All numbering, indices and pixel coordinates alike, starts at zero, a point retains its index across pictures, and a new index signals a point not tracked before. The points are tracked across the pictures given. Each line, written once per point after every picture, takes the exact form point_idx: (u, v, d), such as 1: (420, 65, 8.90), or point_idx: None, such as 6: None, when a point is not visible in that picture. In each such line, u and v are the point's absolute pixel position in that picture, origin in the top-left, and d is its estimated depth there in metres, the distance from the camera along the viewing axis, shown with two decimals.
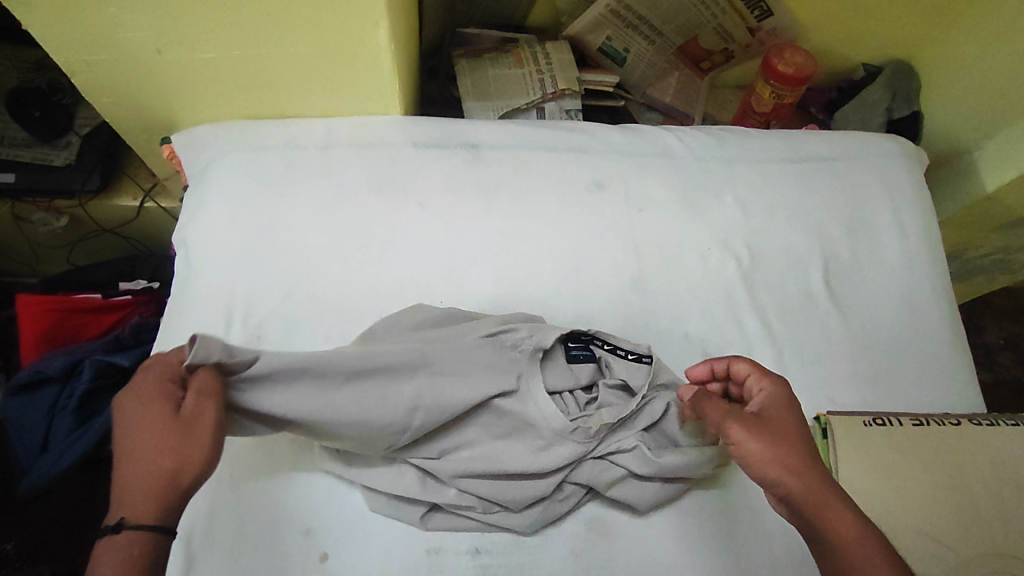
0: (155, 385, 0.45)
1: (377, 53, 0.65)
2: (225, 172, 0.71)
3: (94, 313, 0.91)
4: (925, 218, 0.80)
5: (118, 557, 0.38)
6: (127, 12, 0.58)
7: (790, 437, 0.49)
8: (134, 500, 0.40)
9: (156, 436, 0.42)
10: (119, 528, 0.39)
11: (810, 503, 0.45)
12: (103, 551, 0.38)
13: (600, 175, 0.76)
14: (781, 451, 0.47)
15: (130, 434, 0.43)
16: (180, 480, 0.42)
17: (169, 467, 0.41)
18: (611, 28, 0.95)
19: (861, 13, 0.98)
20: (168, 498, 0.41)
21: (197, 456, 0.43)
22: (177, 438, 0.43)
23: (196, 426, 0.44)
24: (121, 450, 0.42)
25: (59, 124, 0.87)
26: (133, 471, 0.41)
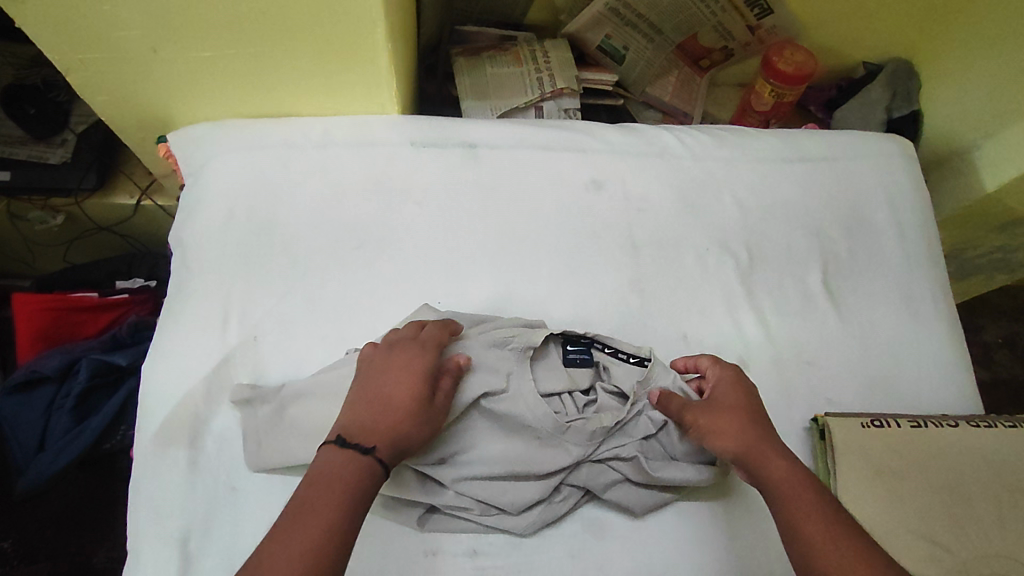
0: (415, 354, 0.54)
1: (375, 51, 0.65)
2: (222, 171, 0.70)
3: (89, 312, 0.90)
4: (924, 219, 0.80)
5: (356, 473, 0.47)
6: (123, 10, 0.58)
7: (736, 415, 0.55)
8: (379, 437, 0.49)
9: (409, 399, 0.51)
10: (367, 452, 0.48)
11: (750, 461, 0.52)
12: (344, 463, 0.47)
13: (599, 175, 0.75)
14: (723, 424, 0.54)
15: (386, 386, 0.52)
16: (409, 439, 0.51)
17: (407, 428, 0.51)
18: (611, 26, 0.94)
19: (861, 12, 0.97)
20: (398, 447, 0.50)
21: (427, 428, 0.52)
22: (421, 409, 0.52)
23: (440, 409, 0.53)
24: (375, 397, 0.51)
25: (55, 121, 0.87)
26: (380, 414, 0.50)
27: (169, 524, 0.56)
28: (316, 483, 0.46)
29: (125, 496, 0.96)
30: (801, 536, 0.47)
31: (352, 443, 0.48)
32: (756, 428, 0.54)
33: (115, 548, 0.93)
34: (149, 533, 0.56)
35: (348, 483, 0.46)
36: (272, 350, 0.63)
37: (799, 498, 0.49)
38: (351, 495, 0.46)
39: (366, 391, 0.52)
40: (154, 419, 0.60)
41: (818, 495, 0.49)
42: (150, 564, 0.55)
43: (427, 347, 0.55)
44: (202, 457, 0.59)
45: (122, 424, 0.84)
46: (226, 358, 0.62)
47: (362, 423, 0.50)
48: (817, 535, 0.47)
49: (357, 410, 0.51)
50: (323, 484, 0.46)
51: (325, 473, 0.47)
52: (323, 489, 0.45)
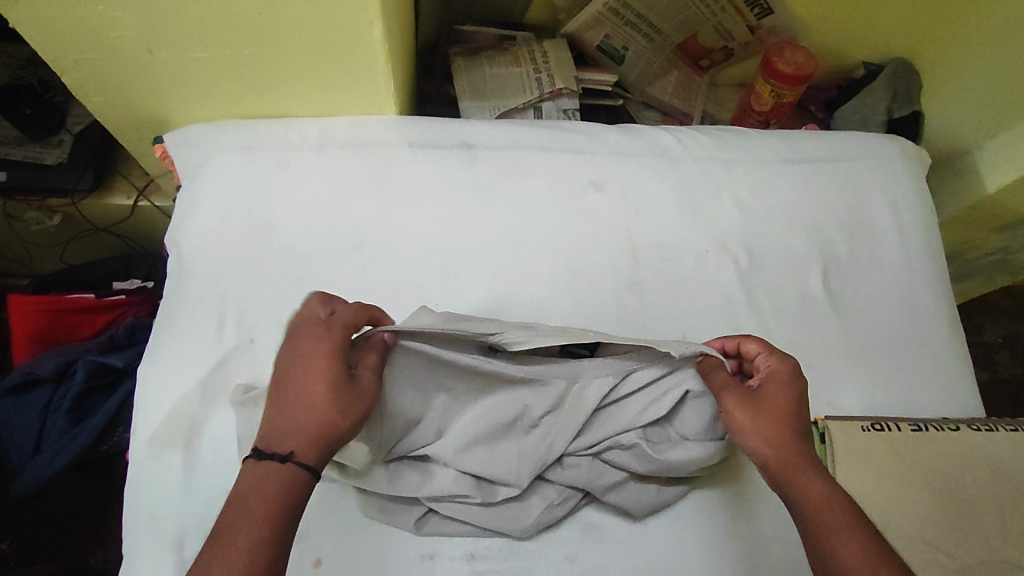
0: (314, 338, 0.48)
1: (371, 51, 0.64)
2: (217, 172, 0.70)
3: (86, 313, 0.90)
4: (925, 220, 0.79)
5: (278, 484, 0.42)
6: (117, 11, 0.57)
7: (776, 412, 0.51)
8: (299, 440, 0.44)
9: (325, 389, 0.46)
10: (284, 461, 0.43)
11: (782, 468, 0.48)
12: (259, 479, 0.42)
13: (597, 176, 0.75)
14: (764, 421, 0.50)
15: (293, 379, 0.46)
16: (336, 430, 0.45)
17: (330, 421, 0.45)
18: (610, 26, 0.94)
19: (861, 12, 0.97)
20: (326, 443, 0.45)
21: (354, 414, 0.46)
22: (340, 396, 0.46)
23: (363, 391, 0.48)
24: (281, 396, 0.46)
25: (51, 122, 0.87)
26: (296, 412, 0.45)
27: (164, 528, 0.56)
28: (239, 501, 0.42)
29: (122, 499, 0.95)
30: (826, 553, 0.43)
31: (265, 453, 0.43)
32: (795, 429, 0.50)
33: (113, 550, 0.93)
34: (144, 537, 0.56)
35: (270, 496, 0.42)
36: (267, 352, 0.63)
37: (828, 512, 0.45)
38: (273, 509, 0.42)
39: (275, 390, 0.46)
40: (150, 422, 0.60)
41: (850, 511, 0.45)
42: (146, 568, 0.55)
43: (338, 326, 0.49)
44: (197, 460, 0.58)
45: (118, 429, 0.84)
46: (222, 361, 0.62)
47: (276, 428, 0.45)
48: (842, 553, 0.43)
49: (269, 413, 0.46)
50: (245, 501, 0.41)
51: (246, 489, 0.42)
52: (243, 508, 0.41)
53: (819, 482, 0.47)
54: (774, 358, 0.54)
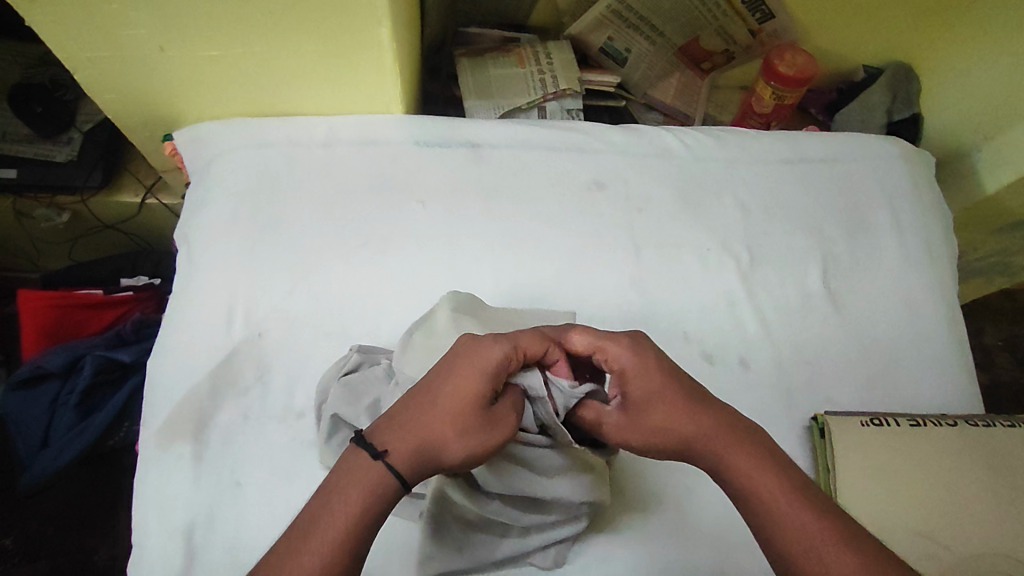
0: (486, 352, 0.46)
1: (379, 51, 0.66)
2: (227, 169, 0.71)
3: (95, 309, 0.91)
4: (924, 221, 0.80)
5: (368, 483, 0.42)
6: (131, 9, 0.59)
7: (661, 413, 0.47)
8: (406, 447, 0.43)
9: (461, 410, 0.44)
10: (376, 457, 0.43)
11: (714, 457, 0.46)
12: (358, 468, 0.42)
13: (600, 175, 0.76)
14: (656, 422, 0.47)
15: (445, 387, 0.45)
16: (441, 455, 0.44)
17: (438, 443, 0.44)
18: (613, 28, 0.95)
19: (861, 17, 0.98)
20: (425, 463, 0.44)
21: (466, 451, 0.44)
22: (471, 426, 0.44)
23: (495, 429, 0.45)
24: (424, 395, 0.45)
25: (61, 120, 0.88)
26: (423, 418, 0.44)
27: (173, 518, 0.57)
28: (330, 495, 0.42)
29: (128, 493, 0.96)
30: (785, 532, 0.42)
31: (378, 440, 0.44)
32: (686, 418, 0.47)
33: (117, 546, 0.93)
34: (154, 527, 0.56)
35: (361, 494, 0.42)
36: (275, 346, 0.64)
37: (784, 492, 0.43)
38: (362, 501, 0.41)
39: (422, 385, 0.46)
40: (159, 414, 0.60)
41: (784, 480, 0.44)
42: (156, 557, 0.56)
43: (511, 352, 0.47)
44: (206, 452, 0.59)
45: (126, 421, 0.85)
46: (230, 354, 0.63)
47: (400, 420, 0.44)
48: (808, 528, 0.42)
49: (402, 405, 0.45)
50: (336, 492, 0.42)
51: (338, 478, 0.43)
52: (331, 501, 0.41)
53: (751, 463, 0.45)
54: (616, 350, 0.50)
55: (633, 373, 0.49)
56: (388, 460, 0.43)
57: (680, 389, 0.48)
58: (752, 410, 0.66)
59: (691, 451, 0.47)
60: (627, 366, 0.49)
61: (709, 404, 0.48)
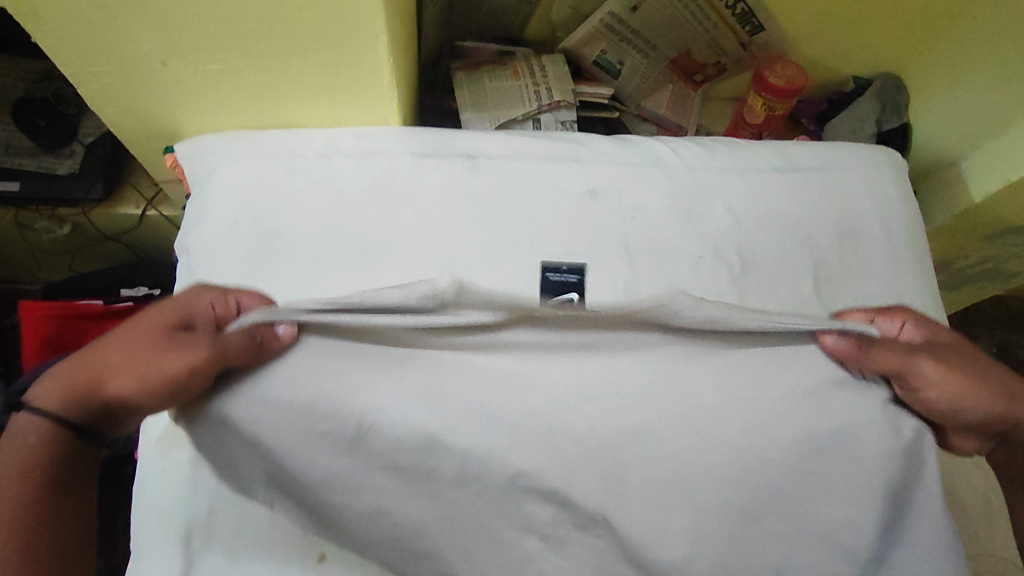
0: (175, 298, 0.56)
1: (376, 65, 0.67)
2: (227, 180, 0.73)
3: (95, 319, 0.92)
4: (912, 227, 0.82)
5: (32, 431, 0.52)
6: (134, 25, 0.60)
7: (970, 360, 0.61)
8: (54, 386, 0.53)
9: (134, 350, 0.52)
10: (28, 406, 0.52)
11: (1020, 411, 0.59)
12: (25, 423, 0.52)
13: (594, 185, 0.77)
14: (978, 372, 0.59)
15: (119, 330, 0.54)
16: (94, 380, 0.52)
17: (100, 366, 0.53)
18: (606, 41, 0.97)
19: (849, 30, 1.00)
20: (81, 396, 0.53)
21: (123, 376, 0.52)
22: (137, 356, 0.52)
23: (162, 349, 0.52)
24: (101, 340, 0.55)
25: (64, 133, 0.89)
26: (84, 356, 0.54)
27: (169, 524, 0.56)
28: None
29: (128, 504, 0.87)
30: None
31: (48, 378, 0.53)
32: (988, 373, 0.60)
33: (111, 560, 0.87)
34: (152, 533, 0.56)
35: (27, 452, 0.51)
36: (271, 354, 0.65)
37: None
38: (36, 450, 0.52)
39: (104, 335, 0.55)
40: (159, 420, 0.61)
41: None
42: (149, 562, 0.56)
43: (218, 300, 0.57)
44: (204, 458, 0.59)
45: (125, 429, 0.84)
46: None
47: (64, 362, 0.54)
48: None
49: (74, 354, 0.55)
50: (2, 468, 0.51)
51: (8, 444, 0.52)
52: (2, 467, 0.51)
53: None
54: (901, 317, 0.64)
55: (931, 330, 0.64)
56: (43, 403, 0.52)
57: (964, 349, 0.62)
58: None
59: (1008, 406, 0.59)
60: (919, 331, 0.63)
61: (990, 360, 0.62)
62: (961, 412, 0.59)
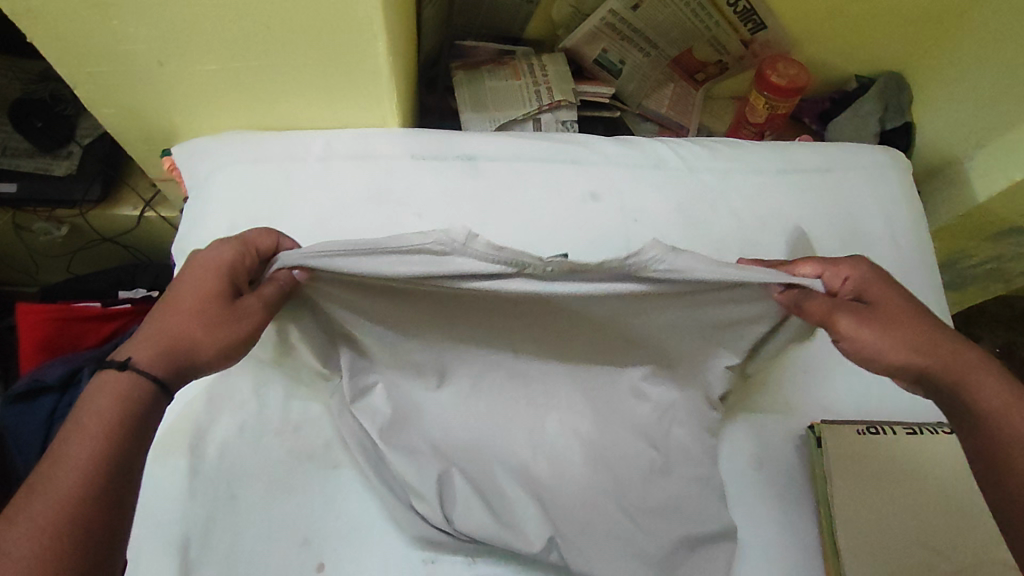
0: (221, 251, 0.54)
1: (375, 64, 0.66)
2: (224, 184, 0.72)
3: (93, 322, 0.91)
4: (916, 228, 0.81)
5: (109, 400, 0.45)
6: (130, 26, 0.60)
7: (900, 317, 0.53)
8: (145, 349, 0.48)
9: (199, 306, 0.51)
10: (125, 367, 0.46)
11: (954, 374, 0.52)
12: (95, 393, 0.45)
13: (595, 187, 0.76)
14: (905, 325, 0.53)
15: (180, 286, 0.52)
16: (189, 346, 0.50)
17: (189, 330, 0.50)
18: (607, 40, 0.96)
19: (853, 28, 0.99)
20: (175, 359, 0.49)
21: (208, 340, 0.50)
22: (217, 313, 0.51)
23: (246, 313, 0.52)
24: (166, 303, 0.51)
25: (61, 134, 0.89)
26: (166, 319, 0.50)
27: (168, 532, 0.56)
28: (67, 444, 0.42)
29: None
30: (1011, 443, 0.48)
31: (133, 343, 0.49)
32: (930, 331, 0.53)
33: None
34: (150, 540, 0.56)
35: (100, 438, 0.43)
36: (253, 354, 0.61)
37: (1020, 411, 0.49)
38: (107, 427, 0.44)
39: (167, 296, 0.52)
40: None
41: None
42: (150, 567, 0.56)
43: (242, 250, 0.54)
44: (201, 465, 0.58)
45: None
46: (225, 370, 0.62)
47: (148, 326, 0.50)
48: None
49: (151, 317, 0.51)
50: (74, 439, 0.42)
51: (82, 410, 0.44)
52: (75, 439, 0.43)
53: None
54: (850, 267, 0.56)
55: (868, 284, 0.56)
56: (135, 366, 0.47)
57: (907, 306, 0.54)
58: (745, 418, 0.67)
59: (937, 366, 0.52)
60: (868, 278, 0.56)
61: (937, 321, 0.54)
62: (871, 359, 0.53)
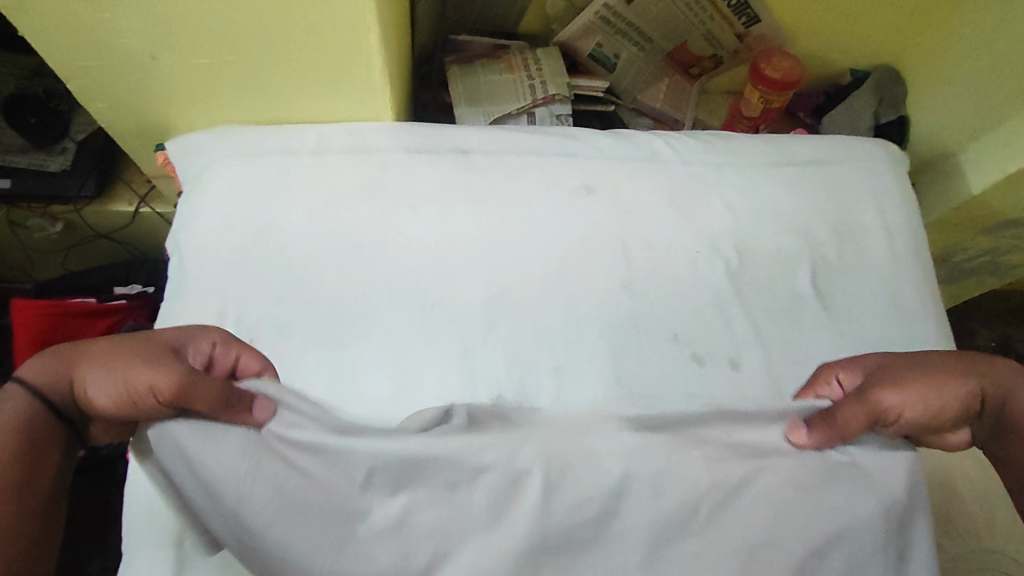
0: (190, 337, 0.51)
1: (369, 58, 0.66)
2: (219, 178, 0.72)
3: (87, 317, 0.91)
4: (910, 220, 0.81)
5: (10, 420, 0.44)
6: (122, 18, 0.59)
7: (923, 370, 0.53)
8: (46, 368, 0.46)
9: (124, 367, 0.46)
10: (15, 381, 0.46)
11: (1002, 393, 0.52)
12: (1, 398, 0.45)
13: (589, 179, 0.76)
14: (931, 373, 0.53)
15: (128, 336, 0.49)
16: (85, 391, 0.46)
17: (95, 370, 0.46)
18: (601, 34, 0.96)
19: (848, 20, 0.99)
20: (72, 393, 0.46)
21: (106, 393, 0.46)
22: (130, 367, 0.46)
23: (157, 382, 0.45)
24: (99, 339, 0.48)
25: (55, 129, 0.89)
26: (81, 353, 0.47)
27: (164, 526, 0.56)
28: None
29: (122, 501, 0.90)
30: None
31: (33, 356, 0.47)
32: (949, 360, 0.54)
33: (110, 557, 0.88)
34: (145, 533, 0.56)
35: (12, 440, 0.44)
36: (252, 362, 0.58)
37: None
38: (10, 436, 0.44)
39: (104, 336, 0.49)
40: None
41: None
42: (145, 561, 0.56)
43: (211, 343, 0.52)
44: None
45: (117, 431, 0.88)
46: None
47: (65, 347, 0.48)
48: None
49: (73, 343, 0.48)
50: None
51: None
52: None
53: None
54: (844, 367, 0.58)
55: (868, 363, 0.57)
56: (28, 381, 0.46)
57: (919, 356, 0.56)
58: None
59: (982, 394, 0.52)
60: (868, 363, 0.57)
61: (953, 355, 0.56)
62: (935, 418, 0.52)
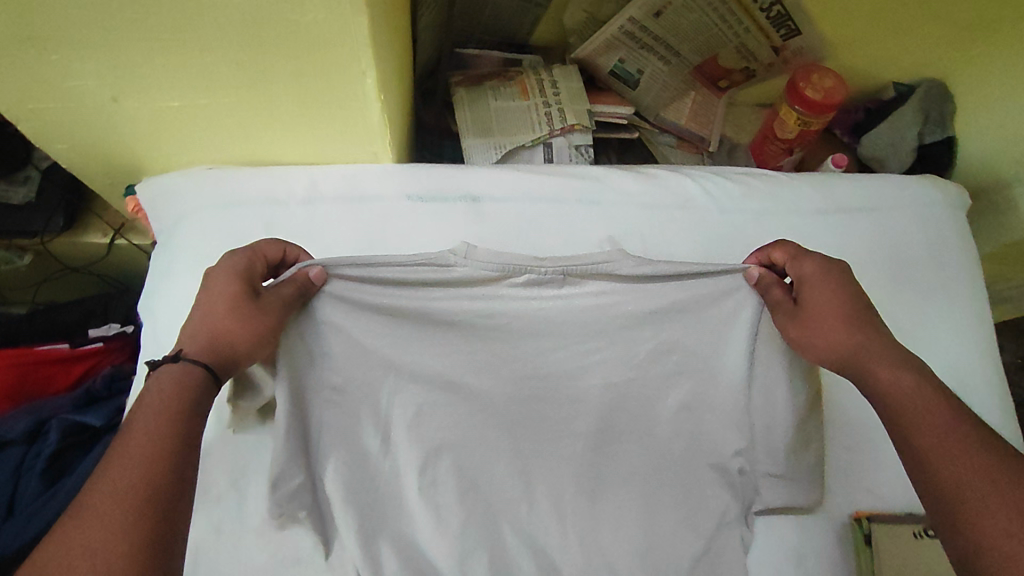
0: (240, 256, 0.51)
1: (365, 102, 0.57)
2: (196, 231, 0.64)
3: (60, 364, 0.84)
4: (967, 274, 0.73)
5: (178, 382, 0.44)
6: (74, 61, 0.50)
7: (827, 310, 0.51)
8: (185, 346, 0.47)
9: (228, 305, 0.48)
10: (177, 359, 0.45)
11: (857, 362, 0.49)
12: (161, 376, 0.44)
13: (614, 232, 0.68)
14: (830, 317, 0.51)
15: (204, 294, 0.49)
16: (227, 340, 0.47)
17: (220, 327, 0.47)
18: (624, 50, 0.86)
19: (896, 33, 0.89)
20: (217, 352, 0.47)
21: (241, 334, 0.47)
22: (235, 308, 0.48)
23: (265, 304, 0.48)
24: (195, 306, 0.49)
25: (17, 156, 0.77)
26: (198, 322, 0.48)
27: None
28: (144, 411, 0.42)
29: None
30: (912, 436, 0.44)
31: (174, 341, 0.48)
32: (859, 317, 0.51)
33: None
34: None
35: (179, 401, 0.43)
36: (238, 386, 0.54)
37: (912, 407, 0.45)
38: (181, 395, 0.43)
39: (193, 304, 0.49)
40: None
41: (936, 403, 0.45)
42: None
43: (252, 255, 0.52)
44: None
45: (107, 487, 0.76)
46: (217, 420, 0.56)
47: (185, 326, 0.48)
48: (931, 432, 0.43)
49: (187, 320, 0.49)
50: (149, 405, 0.42)
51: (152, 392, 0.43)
52: (150, 409, 0.42)
53: (947, 418, 0.44)
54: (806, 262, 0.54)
55: (815, 281, 0.53)
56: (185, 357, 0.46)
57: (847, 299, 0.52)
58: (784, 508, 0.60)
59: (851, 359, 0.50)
60: (811, 276, 0.53)
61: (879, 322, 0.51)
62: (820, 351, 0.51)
